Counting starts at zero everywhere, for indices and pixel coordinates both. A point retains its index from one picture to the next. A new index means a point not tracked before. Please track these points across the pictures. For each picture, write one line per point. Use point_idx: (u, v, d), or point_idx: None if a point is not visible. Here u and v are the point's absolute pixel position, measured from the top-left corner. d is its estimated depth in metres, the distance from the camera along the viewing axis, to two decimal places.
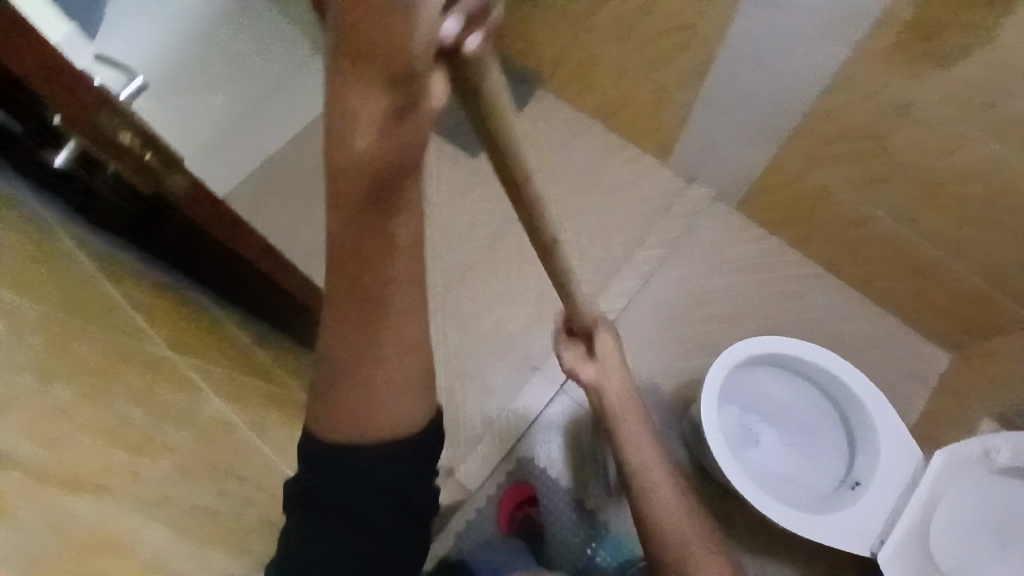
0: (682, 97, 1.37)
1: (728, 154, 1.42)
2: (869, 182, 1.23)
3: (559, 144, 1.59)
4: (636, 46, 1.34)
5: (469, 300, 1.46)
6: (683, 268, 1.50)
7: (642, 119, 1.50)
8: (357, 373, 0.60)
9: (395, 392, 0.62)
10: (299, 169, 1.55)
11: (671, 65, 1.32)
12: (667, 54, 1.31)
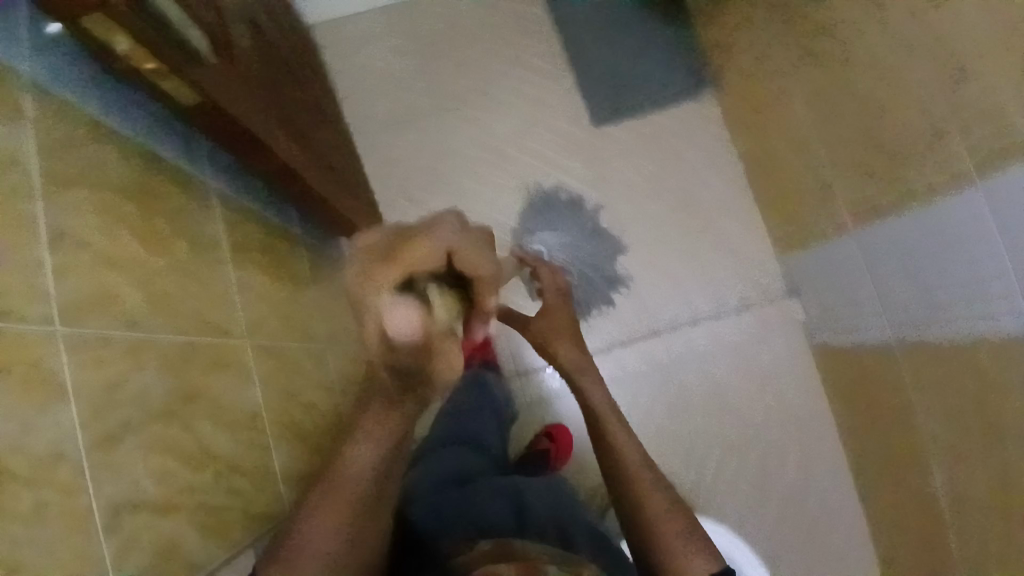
0: (837, 207, 1.13)
1: (843, 299, 1.18)
2: (960, 430, 0.98)
3: (688, 162, 1.37)
4: (831, 122, 1.08)
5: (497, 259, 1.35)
6: (719, 369, 1.30)
7: (782, 197, 1.26)
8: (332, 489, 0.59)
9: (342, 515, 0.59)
10: (425, 29, 1.40)
11: (853, 171, 1.07)
12: (861, 157, 1.04)
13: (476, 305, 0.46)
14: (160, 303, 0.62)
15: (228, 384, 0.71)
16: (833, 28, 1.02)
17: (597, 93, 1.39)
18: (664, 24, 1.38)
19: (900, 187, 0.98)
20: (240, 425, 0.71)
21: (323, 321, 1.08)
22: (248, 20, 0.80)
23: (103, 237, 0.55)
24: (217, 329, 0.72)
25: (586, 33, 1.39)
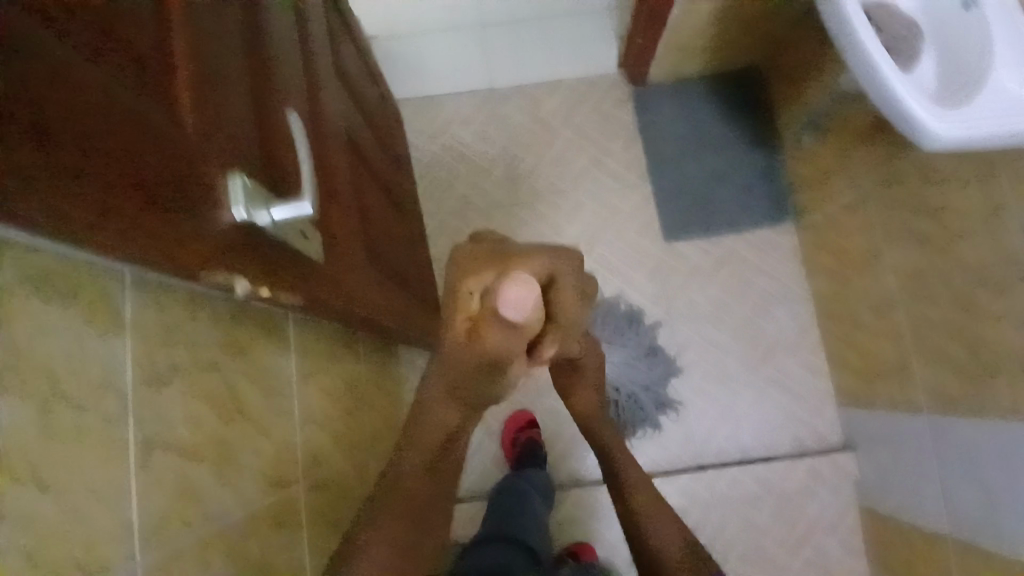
0: (911, 383, 1.07)
1: (901, 474, 1.12)
2: None
3: (757, 295, 1.32)
4: (917, 298, 1.03)
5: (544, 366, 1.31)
6: (760, 514, 1.26)
7: (852, 350, 1.21)
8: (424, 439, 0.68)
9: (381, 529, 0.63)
10: (507, 119, 1.38)
11: (933, 354, 1.01)
12: (943, 345, 0.99)
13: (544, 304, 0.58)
14: (232, 483, 0.60)
15: (282, 543, 0.69)
16: (937, 211, 0.96)
17: (672, 211, 1.35)
18: (750, 151, 1.35)
19: (982, 392, 0.93)
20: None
21: (371, 424, 1.07)
22: (349, 158, 0.77)
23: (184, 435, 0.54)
24: (280, 482, 0.71)
25: (669, 148, 1.36)
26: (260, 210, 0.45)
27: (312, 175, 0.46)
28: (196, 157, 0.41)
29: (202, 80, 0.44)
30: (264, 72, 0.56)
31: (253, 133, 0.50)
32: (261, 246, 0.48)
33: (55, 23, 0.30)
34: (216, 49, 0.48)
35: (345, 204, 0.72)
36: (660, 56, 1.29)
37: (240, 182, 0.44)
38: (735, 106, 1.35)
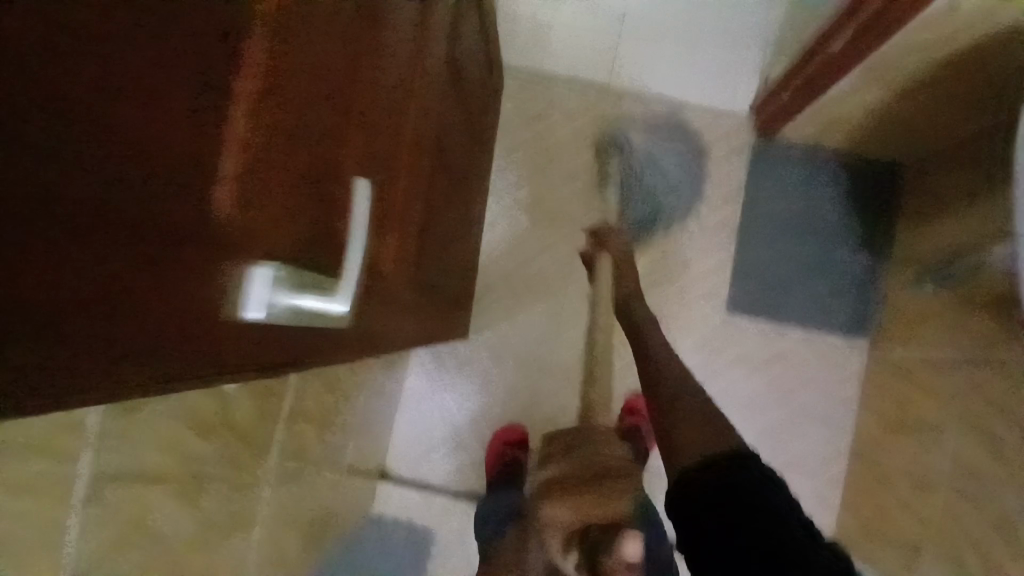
0: (927, 570, 0.98)
1: None
2: None
3: (798, 404, 1.21)
4: (976, 493, 0.92)
5: (555, 391, 1.24)
6: None
7: (877, 505, 1.11)
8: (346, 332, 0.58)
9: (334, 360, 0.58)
10: (611, 125, 1.26)
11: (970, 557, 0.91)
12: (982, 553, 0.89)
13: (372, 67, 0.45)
14: (193, 492, 0.56)
15: (236, 546, 0.66)
16: (1020, 422, 0.86)
17: (748, 284, 1.23)
18: (855, 252, 1.21)
19: None
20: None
21: (365, 406, 1.03)
22: (427, 165, 0.69)
23: (147, 453, 0.49)
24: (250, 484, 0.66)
25: (773, 218, 1.23)
26: (284, 292, 0.36)
27: (359, 276, 0.37)
28: (227, 251, 0.33)
29: (276, 138, 0.35)
30: (367, 93, 0.46)
31: (320, 186, 0.41)
32: (268, 330, 0.40)
33: (65, 152, 0.22)
34: (312, 83, 0.38)
35: (406, 225, 0.64)
36: (802, 119, 1.14)
37: (270, 272, 0.36)
38: (863, 200, 1.21)
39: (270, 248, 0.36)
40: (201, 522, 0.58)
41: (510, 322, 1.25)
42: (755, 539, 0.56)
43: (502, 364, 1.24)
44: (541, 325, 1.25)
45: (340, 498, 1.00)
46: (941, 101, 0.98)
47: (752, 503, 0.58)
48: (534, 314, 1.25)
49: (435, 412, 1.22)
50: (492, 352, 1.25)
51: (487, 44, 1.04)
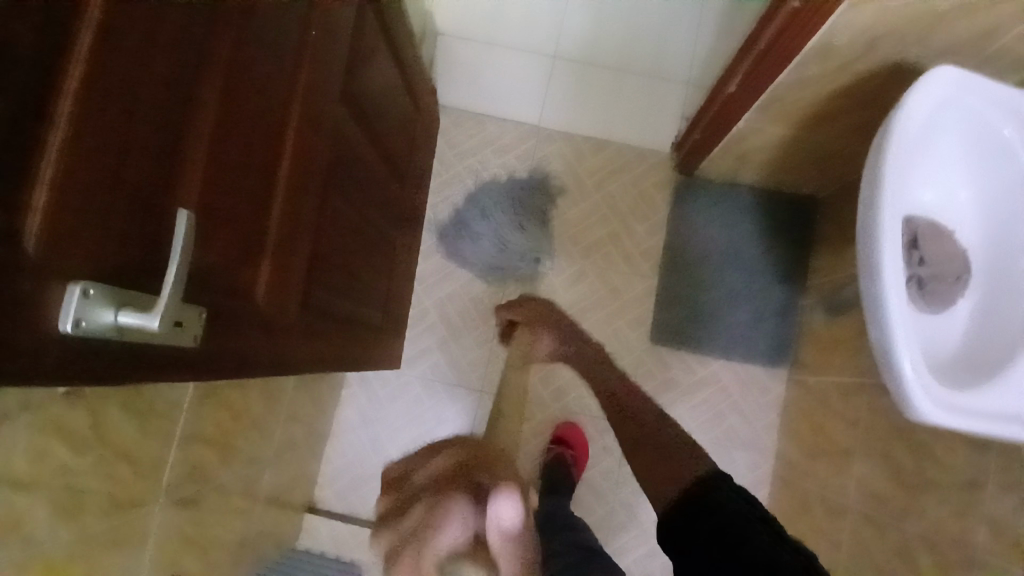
0: None
1: None
2: None
3: (722, 430, 1.25)
4: (882, 513, 0.95)
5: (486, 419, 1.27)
6: None
7: (797, 529, 1.14)
8: (252, 348, 0.64)
9: (246, 367, 0.64)
10: (543, 160, 1.32)
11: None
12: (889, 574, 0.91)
13: (196, 100, 0.50)
14: (75, 505, 0.59)
15: (125, 565, 0.68)
16: (916, 446, 0.90)
17: (672, 314, 1.27)
18: (773, 282, 1.26)
19: None
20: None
21: (286, 431, 1.06)
22: (314, 197, 0.74)
23: (24, 463, 0.52)
24: (145, 500, 0.69)
25: (694, 250, 1.28)
26: (105, 311, 0.41)
27: (171, 292, 0.41)
28: (23, 274, 0.36)
29: (90, 165, 0.40)
30: (207, 131, 0.52)
31: (149, 213, 0.46)
32: (99, 355, 0.42)
33: None
34: (124, 121, 0.43)
35: (286, 252, 0.69)
36: (718, 155, 1.20)
37: (75, 293, 0.39)
38: (776, 230, 1.27)
39: (80, 269, 0.40)
40: (86, 533, 0.61)
41: (443, 350, 1.29)
42: (726, 542, 0.72)
43: (435, 392, 1.28)
44: (473, 353, 1.29)
45: (257, 523, 1.02)
46: (836, 139, 1.04)
47: (718, 514, 0.75)
48: (466, 343, 1.29)
49: (370, 437, 1.27)
50: (426, 380, 1.28)
51: (415, 87, 1.11)
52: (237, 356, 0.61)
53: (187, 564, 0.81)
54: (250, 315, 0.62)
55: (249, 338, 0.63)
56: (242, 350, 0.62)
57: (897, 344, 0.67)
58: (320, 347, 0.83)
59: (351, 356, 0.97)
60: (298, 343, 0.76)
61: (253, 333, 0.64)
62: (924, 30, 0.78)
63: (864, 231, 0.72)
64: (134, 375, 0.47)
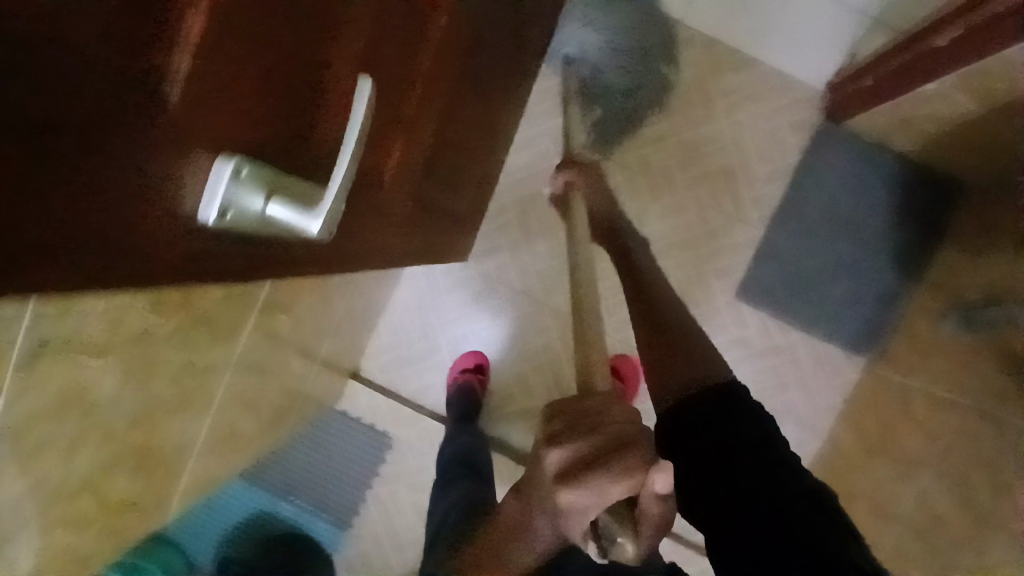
0: None
1: None
2: None
3: (783, 403, 1.19)
4: None
5: (542, 334, 1.21)
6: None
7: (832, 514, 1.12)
8: (365, 242, 0.57)
9: (357, 261, 0.58)
10: (674, 67, 1.14)
11: None
12: None
13: None
14: (155, 361, 0.54)
15: (186, 428, 0.64)
16: None
17: (767, 273, 1.18)
18: (888, 266, 1.15)
19: None
20: (164, 466, 0.64)
21: (348, 305, 1.01)
22: (451, 69, 0.63)
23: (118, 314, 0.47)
24: (220, 360, 0.65)
25: (815, 210, 1.15)
26: (254, 197, 0.33)
27: (337, 192, 0.32)
28: (172, 142, 0.29)
29: (257, 8, 0.31)
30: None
31: (305, 78, 0.37)
32: (237, 243, 0.37)
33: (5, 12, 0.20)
34: None
35: (414, 133, 0.59)
36: (879, 112, 1.03)
37: (229, 168, 0.32)
38: (909, 210, 1.13)
39: (228, 142, 0.32)
40: (162, 389, 0.57)
41: (515, 252, 1.20)
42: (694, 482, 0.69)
43: (496, 293, 1.21)
44: (545, 262, 1.20)
45: (305, 388, 1.00)
46: None
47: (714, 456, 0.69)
48: (541, 250, 1.20)
49: (422, 322, 1.22)
50: (490, 278, 1.21)
51: None
52: (352, 250, 0.54)
53: (241, 421, 0.79)
54: (372, 205, 0.55)
55: (367, 229, 0.56)
56: (357, 244, 0.55)
57: None
58: (418, 238, 0.76)
59: (438, 247, 0.89)
60: (401, 235, 0.68)
61: (370, 225, 0.56)
62: None
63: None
64: (273, 263, 0.42)
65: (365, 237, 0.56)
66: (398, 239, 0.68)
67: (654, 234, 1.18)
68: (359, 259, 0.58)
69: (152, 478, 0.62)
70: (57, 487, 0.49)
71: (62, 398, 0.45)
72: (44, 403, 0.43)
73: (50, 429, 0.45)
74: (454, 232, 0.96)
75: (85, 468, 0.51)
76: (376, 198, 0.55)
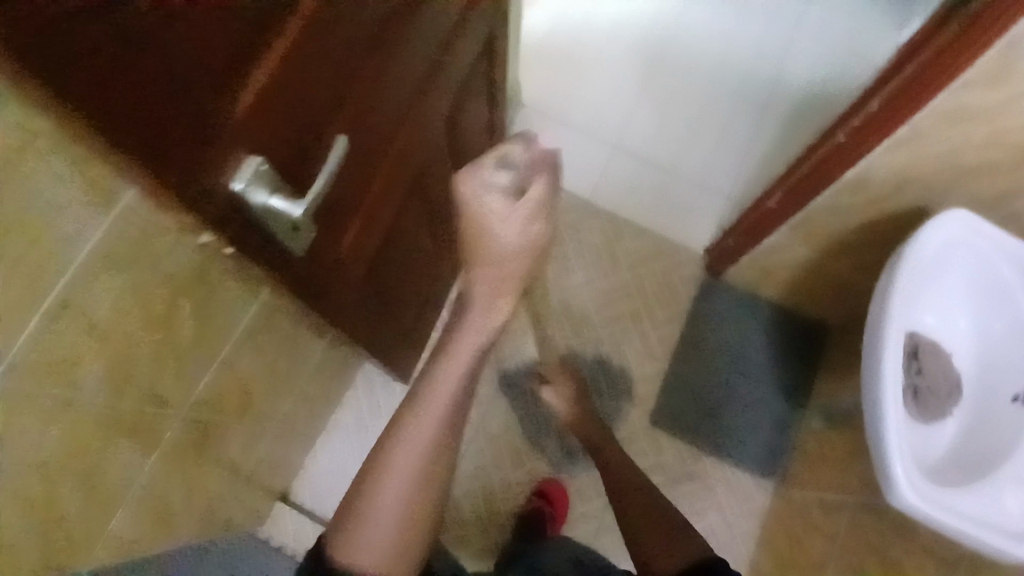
0: None
1: None
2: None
3: (701, 527, 1.26)
4: None
5: (474, 458, 1.29)
6: None
7: None
8: (315, 283, 0.74)
9: (308, 297, 0.74)
10: (588, 230, 1.42)
11: None
12: None
13: (365, 67, 0.64)
14: (124, 362, 0.65)
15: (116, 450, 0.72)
16: (888, 567, 0.92)
17: (672, 401, 1.33)
18: (773, 394, 1.33)
19: None
20: (95, 488, 0.72)
21: (291, 404, 1.10)
22: (401, 180, 0.86)
23: (115, 303, 0.60)
24: (171, 392, 0.76)
25: (706, 345, 1.36)
26: (261, 189, 0.53)
27: (319, 190, 0.55)
28: (226, 135, 0.48)
29: (292, 79, 0.53)
30: (359, 90, 0.65)
31: (306, 134, 0.58)
32: (240, 223, 0.55)
33: (184, 34, 0.40)
34: (326, 56, 0.56)
35: (369, 216, 0.81)
36: (744, 264, 1.31)
37: (253, 164, 0.52)
38: (785, 346, 1.35)
39: (255, 149, 0.52)
40: (121, 392, 0.67)
41: None
42: None
43: None
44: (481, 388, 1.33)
45: (232, 482, 1.04)
46: (859, 272, 1.16)
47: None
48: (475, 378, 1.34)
49: (358, 443, 1.29)
50: None
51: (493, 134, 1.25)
52: (304, 283, 0.72)
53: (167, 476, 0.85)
54: (327, 255, 0.73)
55: (320, 271, 0.74)
56: (311, 280, 0.73)
57: (891, 452, 0.73)
58: (360, 318, 0.93)
59: (375, 343, 1.05)
60: (344, 301, 0.85)
61: (321, 269, 0.74)
62: (950, 179, 0.92)
63: (869, 349, 0.80)
64: (259, 253, 0.60)
65: (316, 279, 0.74)
66: (341, 304, 0.85)
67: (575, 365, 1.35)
68: (309, 298, 0.75)
69: (75, 487, 0.69)
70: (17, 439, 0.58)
71: (52, 353, 0.57)
72: (38, 348, 0.55)
73: (28, 382, 0.56)
74: (393, 339, 1.12)
75: (37, 437, 0.61)
76: (331, 250, 0.74)
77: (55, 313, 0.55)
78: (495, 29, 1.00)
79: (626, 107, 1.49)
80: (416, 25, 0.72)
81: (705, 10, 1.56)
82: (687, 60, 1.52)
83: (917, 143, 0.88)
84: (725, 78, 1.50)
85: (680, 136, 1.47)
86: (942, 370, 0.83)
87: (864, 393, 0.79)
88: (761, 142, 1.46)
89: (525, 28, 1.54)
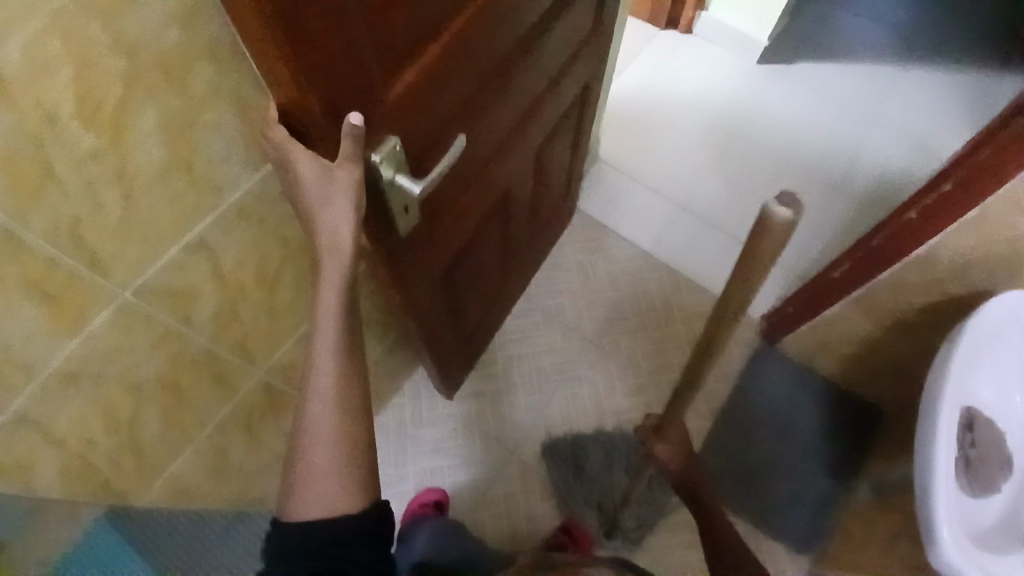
0: None
1: None
2: None
3: None
4: None
5: (505, 484, 1.31)
6: None
7: None
8: (406, 273, 0.82)
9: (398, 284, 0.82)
10: (647, 281, 1.47)
11: None
12: None
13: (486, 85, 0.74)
14: (230, 309, 0.74)
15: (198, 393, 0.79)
16: None
17: (711, 458, 1.32)
18: (819, 469, 1.30)
19: None
20: (175, 423, 0.79)
21: None
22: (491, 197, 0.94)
23: (239, 252, 0.69)
24: (256, 350, 0.83)
25: (750, 409, 1.35)
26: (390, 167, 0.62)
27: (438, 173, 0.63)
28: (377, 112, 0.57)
29: (433, 79, 0.63)
30: (479, 105, 0.75)
31: (433, 130, 0.68)
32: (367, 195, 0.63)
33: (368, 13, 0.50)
34: (461, 68, 0.66)
35: (461, 222, 0.89)
36: (800, 333, 1.31)
37: (392, 144, 0.60)
38: (836, 421, 1.33)
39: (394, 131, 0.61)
40: (220, 336, 0.75)
41: (496, 403, 1.37)
42: None
43: (471, 435, 1.35)
44: (522, 417, 1.36)
45: (280, 458, 1.10)
46: (918, 354, 1.15)
47: None
48: (519, 405, 1.37)
49: (398, 451, 1.33)
50: (469, 421, 1.36)
51: (570, 177, 1.33)
52: (400, 268, 0.79)
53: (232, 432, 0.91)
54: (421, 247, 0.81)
55: (413, 263, 0.82)
56: (405, 268, 0.80)
57: (940, 516, 0.73)
58: (432, 320, 0.99)
59: (438, 350, 1.10)
60: (424, 298, 0.92)
61: (413, 261, 0.81)
62: (1019, 266, 0.93)
63: (924, 413, 0.80)
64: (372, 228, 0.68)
65: (409, 269, 0.82)
66: (422, 300, 0.91)
67: (618, 407, 1.36)
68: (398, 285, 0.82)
69: (161, 416, 0.76)
70: (134, 358, 0.66)
71: (181, 285, 0.65)
72: (173, 277, 0.64)
73: (156, 306, 0.64)
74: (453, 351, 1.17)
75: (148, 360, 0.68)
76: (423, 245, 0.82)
77: (196, 250, 0.64)
78: (590, 80, 1.10)
79: (697, 172, 1.56)
80: (533, 61, 0.82)
81: (784, 95, 1.64)
82: (761, 137, 1.59)
83: (986, 226, 0.90)
84: (797, 158, 1.56)
85: (747, 205, 1.52)
86: (994, 440, 0.84)
87: (915, 450, 0.79)
88: (830, 222, 1.48)
89: (612, 93, 1.66)
